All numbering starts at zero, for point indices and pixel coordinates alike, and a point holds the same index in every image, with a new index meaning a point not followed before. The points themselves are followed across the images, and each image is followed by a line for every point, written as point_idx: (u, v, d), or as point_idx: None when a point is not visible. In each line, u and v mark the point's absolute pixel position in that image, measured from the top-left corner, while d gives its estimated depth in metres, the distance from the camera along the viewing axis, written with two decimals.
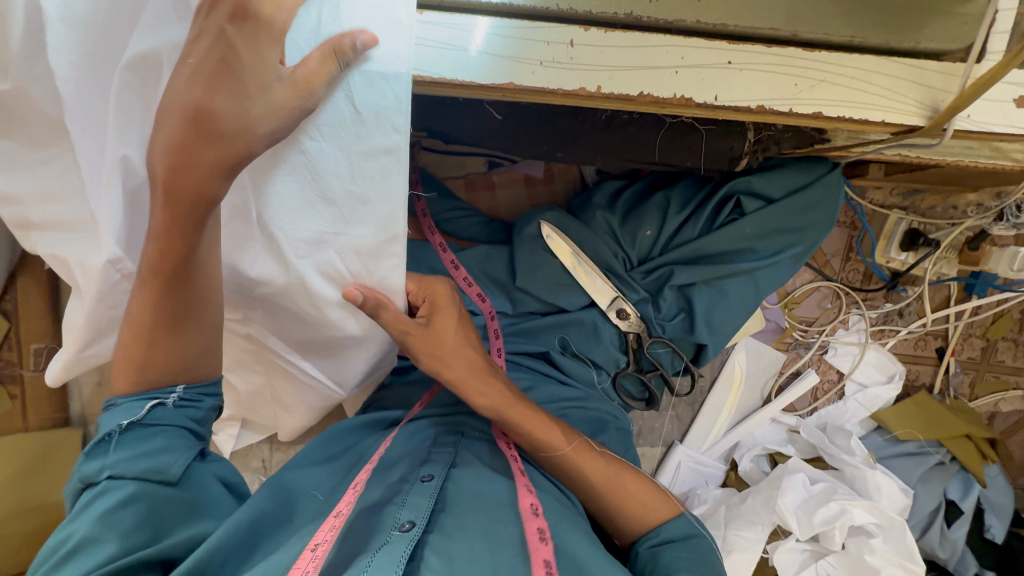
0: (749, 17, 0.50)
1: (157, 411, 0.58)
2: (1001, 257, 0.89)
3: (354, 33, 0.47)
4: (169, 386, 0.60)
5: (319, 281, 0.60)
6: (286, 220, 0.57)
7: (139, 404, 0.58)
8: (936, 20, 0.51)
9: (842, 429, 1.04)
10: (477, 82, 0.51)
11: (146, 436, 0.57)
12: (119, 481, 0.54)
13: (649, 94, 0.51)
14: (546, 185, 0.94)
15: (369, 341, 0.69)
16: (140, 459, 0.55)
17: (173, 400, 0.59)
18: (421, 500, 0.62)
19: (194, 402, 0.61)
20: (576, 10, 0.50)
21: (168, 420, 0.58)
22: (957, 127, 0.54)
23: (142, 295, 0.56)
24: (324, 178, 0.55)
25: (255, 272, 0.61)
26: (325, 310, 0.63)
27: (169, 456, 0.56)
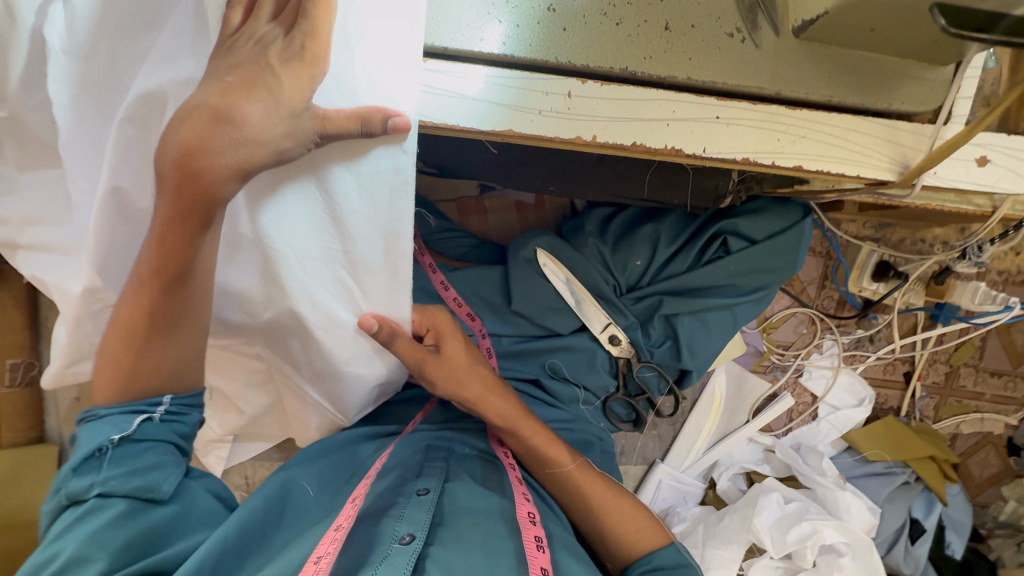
0: (736, 75, 0.53)
1: (145, 426, 0.57)
2: (964, 290, 0.95)
3: (389, 114, 0.49)
4: (156, 397, 0.59)
5: (323, 297, 0.60)
6: (297, 235, 0.57)
7: (127, 419, 0.56)
8: (906, 84, 0.54)
9: (815, 450, 1.09)
10: (476, 129, 0.52)
11: (137, 452, 0.56)
12: (110, 499, 0.54)
13: (641, 145, 0.53)
14: (537, 211, 0.97)
15: (377, 361, 0.67)
16: (134, 477, 0.55)
17: (160, 413, 0.58)
18: (419, 513, 0.64)
19: (181, 414, 0.60)
20: (575, 63, 0.52)
21: (158, 436, 0.58)
22: (926, 182, 0.57)
23: (136, 300, 0.55)
24: (336, 204, 0.55)
25: (252, 287, 0.61)
26: (318, 329, 0.62)
27: (161, 474, 0.56)
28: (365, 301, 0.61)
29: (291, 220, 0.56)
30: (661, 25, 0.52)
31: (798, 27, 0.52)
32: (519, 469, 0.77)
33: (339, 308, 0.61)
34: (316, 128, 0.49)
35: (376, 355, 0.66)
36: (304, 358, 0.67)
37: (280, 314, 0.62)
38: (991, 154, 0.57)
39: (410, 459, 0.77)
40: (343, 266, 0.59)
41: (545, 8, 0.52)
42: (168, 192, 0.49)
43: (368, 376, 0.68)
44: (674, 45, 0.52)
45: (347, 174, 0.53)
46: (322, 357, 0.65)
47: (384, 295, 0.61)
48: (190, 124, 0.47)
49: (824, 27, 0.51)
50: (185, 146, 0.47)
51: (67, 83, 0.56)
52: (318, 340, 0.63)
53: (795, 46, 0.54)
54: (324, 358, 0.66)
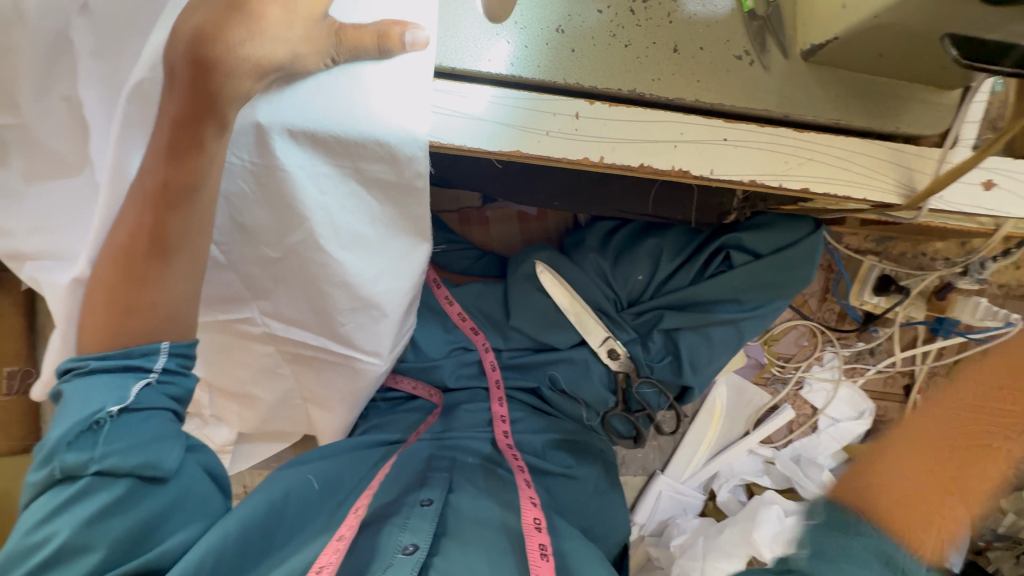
0: (744, 97, 0.53)
1: (144, 393, 0.52)
2: (965, 305, 0.95)
3: (406, 28, 0.48)
4: (153, 343, 0.54)
5: (342, 215, 0.57)
6: (306, 153, 0.52)
7: (124, 385, 0.52)
8: (914, 108, 0.54)
9: (815, 463, 1.09)
10: (482, 150, 0.52)
11: (139, 425, 0.52)
12: (110, 480, 0.50)
13: (648, 166, 0.53)
14: (539, 222, 0.96)
15: (402, 279, 0.64)
16: (134, 454, 0.51)
17: (158, 376, 0.54)
18: (424, 523, 0.65)
19: (180, 376, 0.56)
20: (582, 84, 0.52)
21: (158, 404, 0.53)
22: (932, 206, 0.57)
23: (137, 216, 0.51)
24: (347, 119, 0.51)
25: (266, 224, 0.57)
26: (343, 254, 0.59)
27: (163, 449, 0.53)
28: (387, 218, 0.59)
29: (298, 137, 0.51)
30: (669, 47, 0.52)
31: (807, 51, 0.52)
32: (527, 470, 0.78)
33: (358, 223, 0.58)
34: (331, 35, 0.47)
35: (404, 269, 0.64)
36: (317, 307, 0.64)
37: (297, 247, 0.58)
38: (997, 177, 0.57)
39: (412, 469, 0.77)
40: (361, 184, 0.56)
41: (555, 30, 0.51)
42: (180, 89, 0.46)
43: (393, 301, 0.65)
44: (683, 67, 0.52)
45: (359, 83, 0.49)
46: (345, 295, 0.62)
47: (398, 209, 0.58)
48: (206, 11, 0.45)
49: (833, 51, 0.51)
50: (198, 32, 0.45)
51: (96, 83, 0.58)
52: (340, 272, 0.60)
53: (803, 69, 0.53)
54: (349, 293, 0.62)
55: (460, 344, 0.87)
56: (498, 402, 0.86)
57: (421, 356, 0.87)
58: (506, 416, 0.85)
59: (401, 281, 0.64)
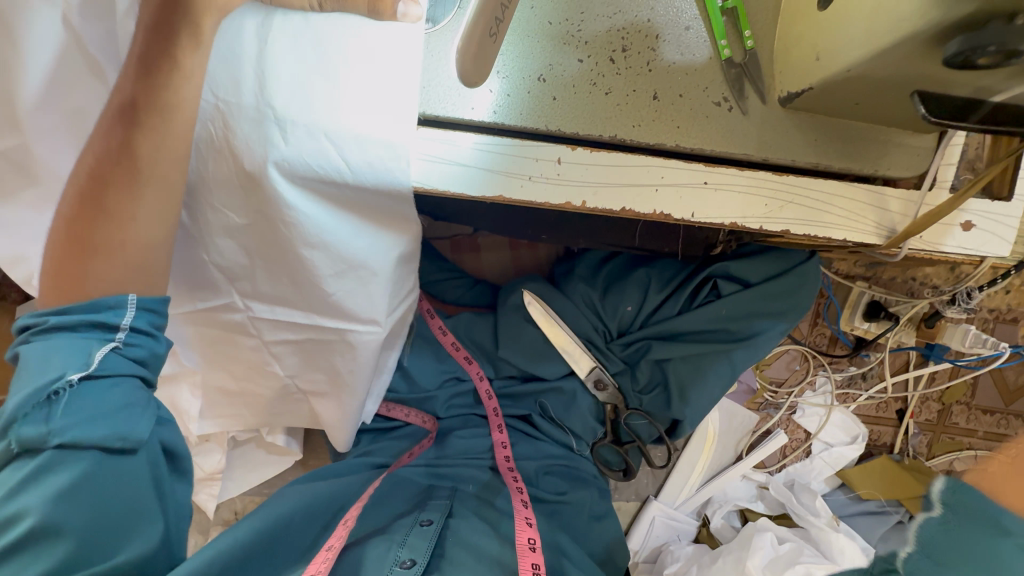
0: (723, 142, 0.54)
1: (109, 358, 0.52)
2: (954, 333, 0.95)
3: None
4: (121, 294, 0.54)
5: (303, 172, 0.52)
6: (277, 90, 0.50)
7: (90, 347, 0.52)
8: (891, 152, 0.55)
9: (809, 488, 1.09)
10: (465, 195, 0.53)
11: (105, 392, 0.52)
12: (77, 453, 0.50)
13: (630, 210, 0.54)
14: (530, 249, 0.96)
15: (381, 245, 0.60)
16: (101, 425, 0.51)
17: (123, 339, 0.53)
18: (422, 542, 0.70)
19: (146, 338, 0.55)
20: (564, 131, 0.52)
21: (124, 370, 0.53)
22: (911, 247, 0.58)
23: (107, 139, 0.51)
24: (329, 56, 0.50)
25: (233, 179, 0.54)
26: (316, 210, 0.56)
27: (132, 419, 0.53)
28: (354, 185, 0.53)
29: (274, 71, 0.50)
30: (649, 95, 0.53)
31: (784, 98, 0.53)
32: (525, 492, 0.79)
33: (321, 183, 0.54)
34: None
35: (383, 233, 0.60)
36: (296, 279, 0.62)
37: (266, 205, 0.55)
38: (974, 219, 0.58)
39: (403, 496, 0.80)
40: (334, 132, 0.51)
41: (536, 78, 0.52)
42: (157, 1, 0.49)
43: (375, 264, 0.61)
44: (663, 114, 0.53)
45: (342, 26, 0.50)
46: (322, 258, 0.59)
47: (363, 177, 0.52)
48: None
49: (809, 100, 0.52)
50: None
51: None
52: (313, 231, 0.57)
53: (781, 115, 0.54)
54: (325, 254, 0.59)
55: (453, 374, 0.87)
56: (498, 427, 0.86)
57: (413, 386, 0.87)
58: (507, 442, 0.85)
59: (382, 244, 0.60)
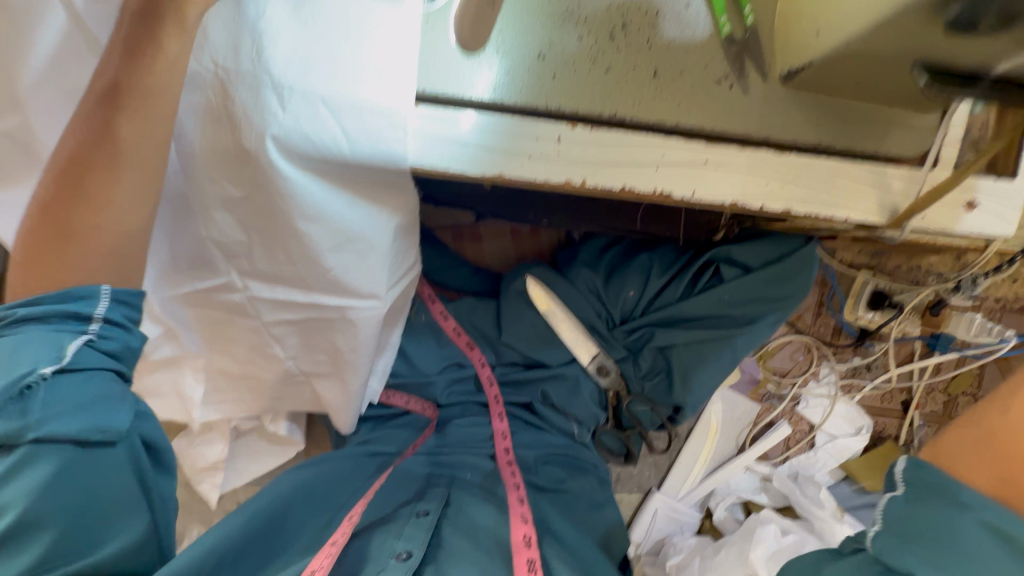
0: (723, 121, 0.53)
1: (81, 352, 0.50)
2: (960, 321, 0.97)
3: None
4: (92, 285, 0.51)
5: (301, 143, 0.53)
6: (274, 54, 0.50)
7: (61, 340, 0.49)
8: (894, 131, 0.55)
9: (813, 481, 1.07)
10: (465, 173, 0.53)
11: (78, 387, 0.50)
12: (48, 449, 0.49)
13: (629, 188, 0.54)
14: (532, 238, 0.96)
15: (378, 216, 0.61)
16: (78, 418, 0.50)
17: (97, 330, 0.51)
18: (417, 532, 0.68)
19: (120, 331, 0.53)
20: (563, 109, 0.52)
21: (97, 364, 0.51)
22: (916, 226, 0.57)
23: (84, 124, 0.50)
24: (325, 24, 0.50)
25: (229, 147, 0.54)
26: (314, 182, 0.56)
27: (108, 412, 0.51)
28: (352, 157, 0.53)
29: (272, 40, 0.50)
30: (649, 72, 0.53)
31: (786, 75, 0.52)
32: (522, 488, 0.77)
33: (316, 152, 0.53)
34: None
35: (379, 206, 0.61)
36: (294, 255, 0.61)
37: (261, 175, 0.55)
38: (978, 198, 0.57)
39: (405, 490, 0.78)
40: (332, 97, 0.51)
41: (535, 56, 0.52)
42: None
43: (371, 238, 0.62)
44: (663, 91, 0.53)
45: None
46: (319, 232, 0.59)
47: (361, 147, 0.53)
48: None
49: (810, 77, 0.51)
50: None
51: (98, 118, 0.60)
52: (310, 203, 0.57)
53: (782, 93, 0.54)
54: (323, 228, 0.59)
55: (454, 360, 0.87)
56: (498, 417, 0.85)
57: (413, 372, 0.87)
58: (507, 432, 0.84)
59: (379, 219, 0.61)
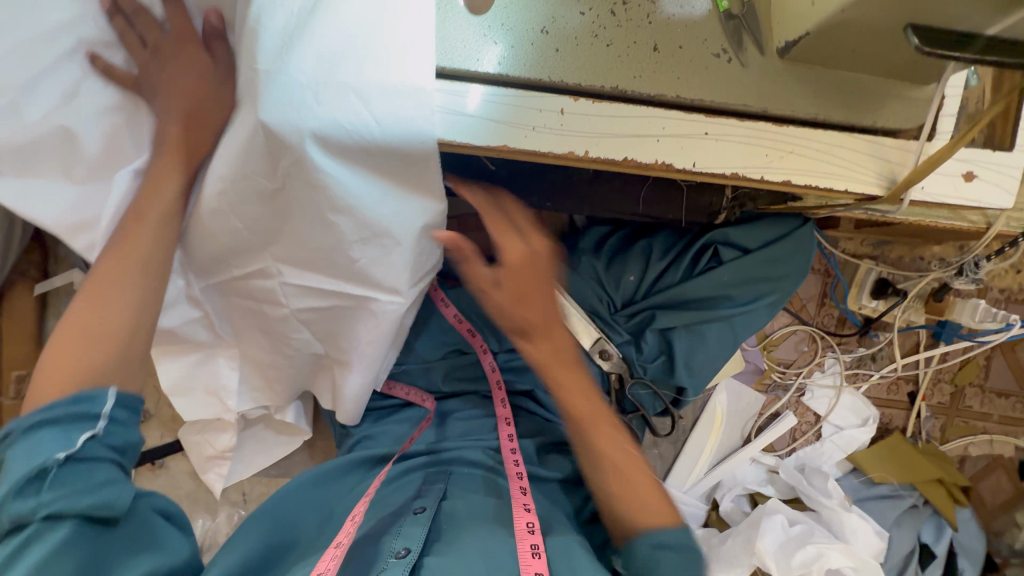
0: (723, 93, 0.55)
1: (90, 444, 0.49)
2: (964, 308, 0.95)
3: None
4: (97, 392, 0.51)
5: (334, 132, 0.53)
6: (306, 46, 0.51)
7: (68, 436, 0.48)
8: (891, 103, 0.56)
9: (820, 471, 1.06)
10: (471, 144, 0.54)
11: (85, 472, 0.48)
12: (58, 522, 0.47)
13: (632, 160, 0.55)
14: (536, 227, 0.98)
15: (407, 209, 0.60)
16: (83, 496, 0.47)
17: (103, 428, 0.51)
18: (416, 529, 0.66)
19: (124, 427, 0.53)
20: (566, 82, 0.54)
21: (103, 455, 0.50)
22: (914, 197, 0.58)
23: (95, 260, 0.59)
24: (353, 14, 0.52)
25: (259, 144, 0.55)
26: (346, 170, 0.56)
27: (117, 490, 0.50)
28: (383, 145, 0.55)
29: (306, 32, 0.51)
30: (650, 46, 0.54)
31: (782, 48, 0.54)
32: (525, 478, 0.73)
33: (349, 142, 0.54)
34: None
35: (408, 201, 0.60)
36: (324, 243, 0.62)
37: (292, 166, 0.55)
38: (976, 170, 0.58)
39: (405, 484, 0.76)
40: (360, 87, 0.52)
41: (539, 31, 0.54)
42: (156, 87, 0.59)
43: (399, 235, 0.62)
44: (664, 65, 0.54)
45: None
46: (349, 224, 0.60)
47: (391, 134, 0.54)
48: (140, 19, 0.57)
49: (807, 48, 0.52)
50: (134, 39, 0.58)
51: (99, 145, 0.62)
52: (341, 191, 0.57)
53: (780, 66, 0.55)
54: (353, 219, 0.60)
55: (456, 346, 0.87)
56: (499, 401, 0.84)
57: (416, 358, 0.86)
58: (511, 418, 0.82)
59: (411, 218, 0.61)
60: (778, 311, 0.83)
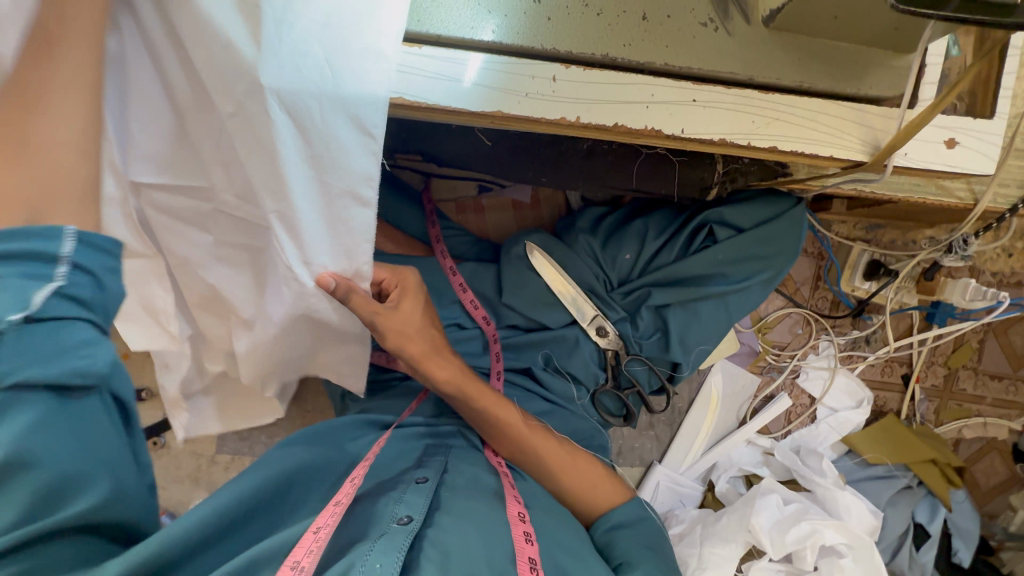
0: (709, 62, 0.56)
1: (54, 303, 0.39)
2: (955, 287, 0.96)
3: None
4: (55, 230, 0.40)
5: (289, 77, 0.48)
6: None
7: (27, 285, 0.38)
8: (875, 71, 0.57)
9: (814, 452, 1.08)
10: (466, 110, 0.56)
11: (54, 337, 0.39)
12: (25, 394, 0.38)
13: (622, 125, 0.57)
14: (533, 210, 1.00)
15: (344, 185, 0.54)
16: (55, 362, 0.39)
17: (67, 277, 0.40)
18: (418, 497, 0.62)
19: (93, 280, 0.42)
20: (558, 50, 0.56)
21: (71, 315, 0.40)
22: (897, 164, 0.60)
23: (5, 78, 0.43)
24: None
25: (218, 65, 0.48)
26: (289, 123, 0.50)
27: (90, 356, 0.41)
28: (336, 105, 0.50)
29: None
30: (639, 15, 0.56)
31: (768, 16, 0.55)
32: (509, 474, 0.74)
33: (304, 92, 0.49)
34: None
35: (355, 167, 0.53)
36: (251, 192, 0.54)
37: (247, 96, 0.49)
38: (959, 137, 0.60)
39: (405, 453, 0.74)
40: (331, 38, 0.48)
41: None
42: None
43: (340, 203, 0.55)
44: (652, 33, 0.56)
45: None
46: (294, 182, 0.53)
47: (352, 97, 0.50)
48: None
49: (791, 16, 0.54)
50: None
51: None
52: (277, 142, 0.51)
53: (765, 35, 0.57)
54: (300, 174, 0.53)
55: (455, 320, 0.85)
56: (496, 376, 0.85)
57: None
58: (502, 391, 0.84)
59: (360, 186, 0.54)
60: (771, 290, 0.85)
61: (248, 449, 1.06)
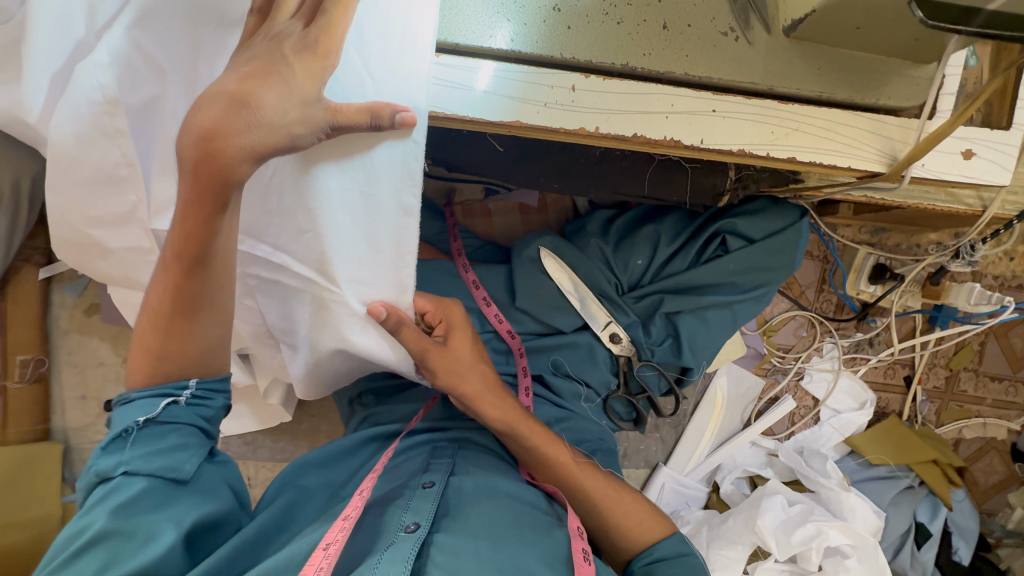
0: (730, 71, 0.56)
1: (171, 409, 0.56)
2: (960, 291, 0.96)
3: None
4: (182, 382, 0.58)
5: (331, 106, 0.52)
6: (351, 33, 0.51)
7: (154, 401, 0.56)
8: (892, 82, 0.57)
9: (818, 453, 1.08)
10: (486, 120, 0.56)
11: (156, 439, 0.55)
12: (132, 478, 0.53)
13: (641, 136, 0.57)
14: (540, 213, 0.99)
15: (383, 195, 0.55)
16: (155, 456, 0.54)
17: (190, 396, 0.58)
18: (425, 504, 0.62)
19: (207, 397, 0.59)
20: (577, 58, 0.55)
21: (184, 419, 0.57)
22: (914, 174, 0.60)
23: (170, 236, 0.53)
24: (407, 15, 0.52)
25: None
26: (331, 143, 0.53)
27: (183, 454, 0.55)
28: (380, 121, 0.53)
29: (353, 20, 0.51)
30: (659, 25, 0.55)
31: (788, 26, 0.55)
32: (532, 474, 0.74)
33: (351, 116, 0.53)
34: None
35: (395, 181, 0.55)
36: (281, 211, 0.57)
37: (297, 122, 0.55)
38: (975, 147, 0.60)
39: (415, 458, 0.74)
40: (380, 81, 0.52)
41: (551, 8, 0.55)
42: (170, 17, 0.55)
43: (381, 218, 0.56)
44: (672, 42, 0.56)
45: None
46: (331, 201, 0.55)
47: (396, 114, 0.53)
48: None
49: (812, 26, 0.54)
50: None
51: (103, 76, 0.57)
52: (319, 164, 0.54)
53: (786, 44, 0.56)
54: (340, 193, 0.55)
55: None
56: (524, 392, 0.82)
57: None
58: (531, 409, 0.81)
59: (402, 194, 0.55)
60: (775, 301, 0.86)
61: (251, 453, 1.05)
